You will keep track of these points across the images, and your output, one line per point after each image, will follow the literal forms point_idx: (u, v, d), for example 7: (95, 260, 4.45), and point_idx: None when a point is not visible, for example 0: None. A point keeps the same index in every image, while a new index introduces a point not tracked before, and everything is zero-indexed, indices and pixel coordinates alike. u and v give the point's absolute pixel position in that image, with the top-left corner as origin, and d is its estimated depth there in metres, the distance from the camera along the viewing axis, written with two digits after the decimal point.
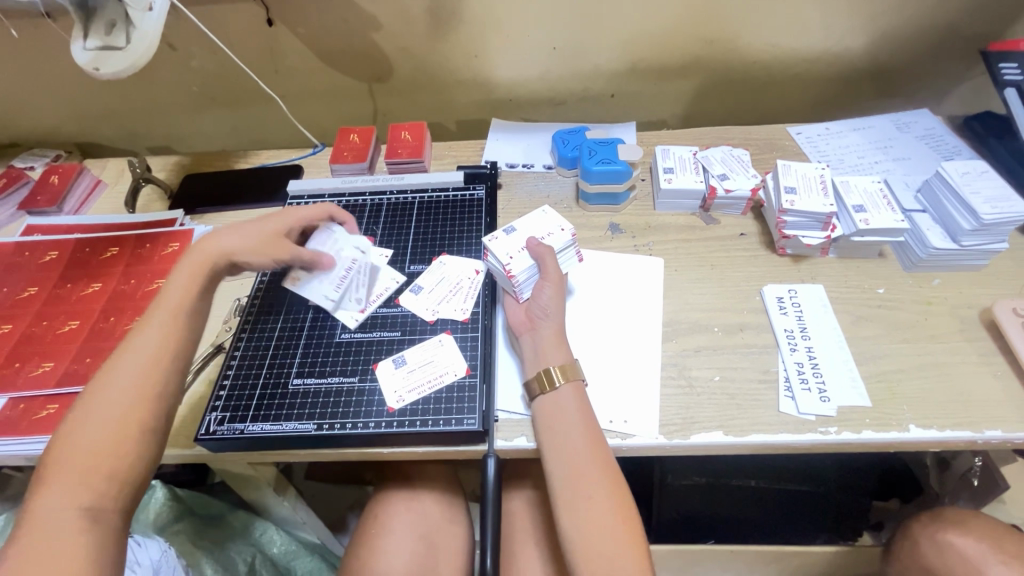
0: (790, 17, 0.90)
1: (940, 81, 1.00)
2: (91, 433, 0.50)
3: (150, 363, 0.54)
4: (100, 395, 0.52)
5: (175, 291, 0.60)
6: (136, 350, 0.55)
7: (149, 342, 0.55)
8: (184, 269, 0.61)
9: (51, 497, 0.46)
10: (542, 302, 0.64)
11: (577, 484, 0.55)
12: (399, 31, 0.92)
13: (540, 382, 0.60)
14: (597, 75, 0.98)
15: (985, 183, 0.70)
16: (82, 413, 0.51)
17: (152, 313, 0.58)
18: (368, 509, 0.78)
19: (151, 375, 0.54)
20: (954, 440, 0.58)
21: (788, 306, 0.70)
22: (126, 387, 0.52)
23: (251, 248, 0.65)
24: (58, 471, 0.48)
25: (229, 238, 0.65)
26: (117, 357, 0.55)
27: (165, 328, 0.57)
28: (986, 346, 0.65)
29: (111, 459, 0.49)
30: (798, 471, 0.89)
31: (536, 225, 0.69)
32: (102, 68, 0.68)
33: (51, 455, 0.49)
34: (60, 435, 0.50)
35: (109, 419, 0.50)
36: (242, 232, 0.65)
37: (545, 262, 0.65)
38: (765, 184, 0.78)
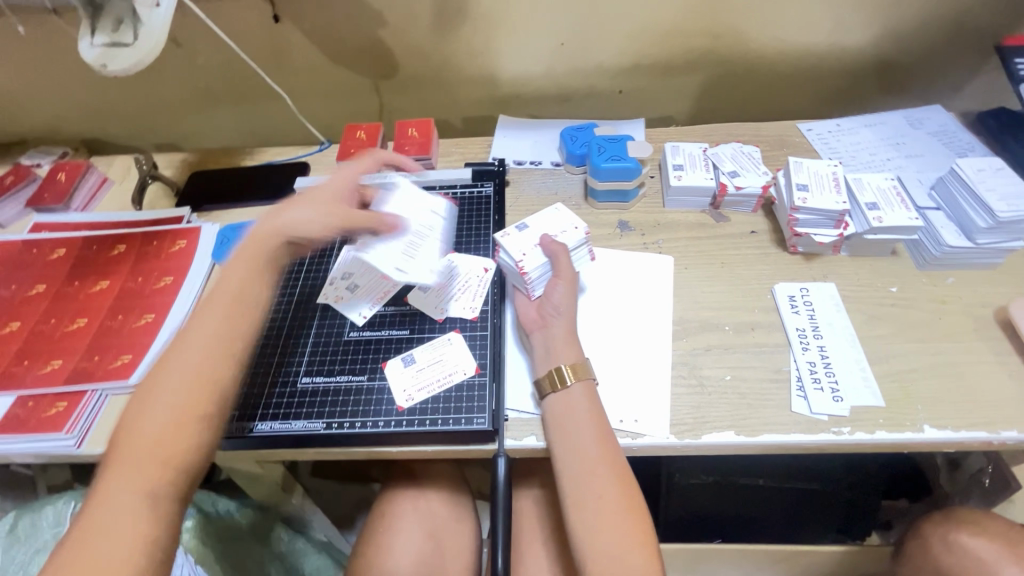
0: (800, 12, 0.89)
1: (953, 76, 0.99)
2: (155, 418, 0.48)
3: (206, 348, 0.52)
4: (163, 380, 0.50)
5: (237, 272, 0.57)
6: (198, 335, 0.53)
7: (212, 328, 0.53)
8: (247, 251, 0.58)
9: (117, 484, 0.46)
10: (555, 299, 0.64)
11: (588, 484, 0.54)
12: (406, 27, 0.91)
13: (551, 381, 0.59)
14: (605, 71, 0.97)
15: (1001, 180, 0.69)
16: (147, 398, 0.50)
17: (213, 297, 0.55)
18: (376, 507, 0.78)
19: (210, 363, 0.51)
20: (969, 441, 0.57)
21: (800, 304, 0.69)
22: (188, 374, 0.50)
23: (316, 222, 0.61)
24: (124, 456, 0.47)
25: (293, 214, 0.61)
26: (179, 339, 0.53)
27: (225, 312, 0.54)
28: (1001, 346, 0.64)
29: (175, 450, 0.48)
30: (809, 471, 0.87)
31: (550, 222, 0.69)
32: (109, 64, 0.67)
33: (118, 439, 0.49)
34: (127, 418, 0.49)
35: (172, 405, 0.49)
36: (308, 207, 0.62)
37: (558, 261, 0.65)
38: (776, 181, 0.78)
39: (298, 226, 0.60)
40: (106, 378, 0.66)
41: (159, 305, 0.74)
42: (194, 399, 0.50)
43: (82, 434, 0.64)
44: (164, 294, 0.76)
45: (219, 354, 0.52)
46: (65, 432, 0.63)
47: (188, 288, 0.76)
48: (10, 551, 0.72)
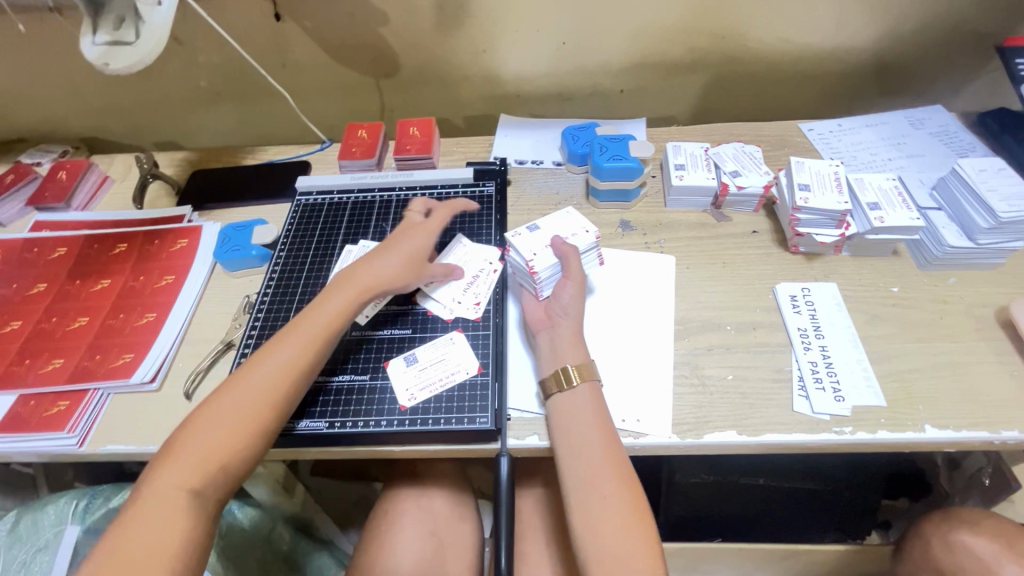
0: (802, 12, 0.89)
1: (954, 77, 0.99)
2: (216, 425, 0.51)
3: (279, 370, 0.55)
4: (237, 390, 0.53)
5: (325, 308, 0.60)
6: (277, 356, 0.56)
7: (289, 352, 0.56)
8: (338, 290, 0.62)
9: (169, 477, 0.48)
10: (563, 300, 0.64)
11: (592, 484, 0.54)
12: (408, 26, 0.91)
13: (556, 380, 0.60)
14: (606, 71, 0.97)
15: (1003, 180, 0.69)
16: (216, 402, 0.52)
17: (299, 324, 0.58)
18: (378, 505, 0.78)
19: (284, 385, 0.54)
20: (970, 440, 0.57)
21: (801, 304, 0.69)
22: (257, 392, 0.53)
23: (402, 273, 0.65)
24: (183, 452, 0.49)
25: (378, 265, 0.64)
26: (257, 358, 0.56)
27: (305, 343, 0.57)
28: (1002, 345, 0.64)
29: (233, 456, 0.50)
30: (810, 471, 0.87)
31: (564, 224, 0.69)
32: (111, 63, 0.67)
33: (180, 434, 0.51)
34: (191, 420, 0.52)
35: (235, 416, 0.51)
36: (393, 258, 0.65)
37: (570, 261, 0.65)
38: (778, 181, 0.78)
39: (384, 278, 0.63)
40: (108, 377, 0.66)
41: (161, 304, 0.74)
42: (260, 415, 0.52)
43: (84, 432, 0.63)
44: (166, 293, 0.76)
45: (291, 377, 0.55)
46: (67, 431, 0.63)
47: (190, 287, 0.76)
48: (11, 551, 0.72)
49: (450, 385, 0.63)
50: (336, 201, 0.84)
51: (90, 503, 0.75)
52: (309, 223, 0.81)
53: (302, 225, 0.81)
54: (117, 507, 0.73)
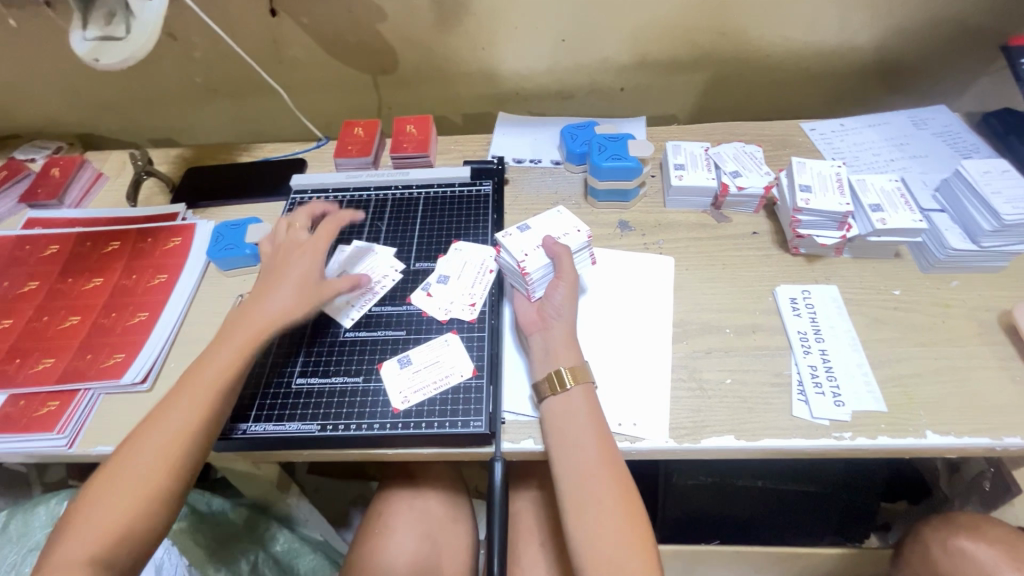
0: (804, 10, 0.88)
1: (958, 76, 0.98)
2: (116, 493, 0.50)
3: (178, 428, 0.53)
4: (133, 456, 0.52)
5: (215, 359, 0.57)
6: (171, 416, 0.54)
7: (183, 412, 0.54)
8: (229, 342, 0.59)
9: (69, 547, 0.48)
10: (556, 301, 0.63)
11: (586, 488, 0.53)
12: (405, 22, 0.90)
13: (550, 383, 0.59)
14: (606, 68, 0.96)
15: (1007, 182, 0.68)
16: (115, 468, 0.51)
17: (192, 379, 0.56)
18: (372, 506, 0.77)
19: (178, 446, 0.53)
20: (972, 447, 0.56)
21: (802, 307, 0.68)
22: (155, 455, 0.52)
23: (298, 302, 0.62)
24: (84, 522, 0.49)
25: (272, 302, 0.62)
26: (157, 415, 0.54)
27: (203, 394, 0.55)
28: (1005, 350, 0.63)
29: (133, 523, 0.49)
30: (810, 474, 0.86)
31: (555, 222, 0.68)
32: (101, 58, 0.66)
33: (83, 501, 0.51)
34: (93, 486, 0.51)
35: (136, 482, 0.51)
36: (282, 292, 0.62)
37: (561, 261, 0.64)
38: (779, 182, 0.77)
39: (276, 317, 0.61)
40: (99, 377, 0.66)
41: (153, 303, 0.73)
42: (159, 477, 0.51)
43: (73, 433, 0.62)
44: (158, 292, 0.75)
45: (185, 437, 0.53)
46: (57, 432, 0.62)
47: (183, 286, 0.75)
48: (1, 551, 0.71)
49: (445, 389, 0.62)
50: (332, 200, 0.83)
51: None
52: None
53: None
54: None
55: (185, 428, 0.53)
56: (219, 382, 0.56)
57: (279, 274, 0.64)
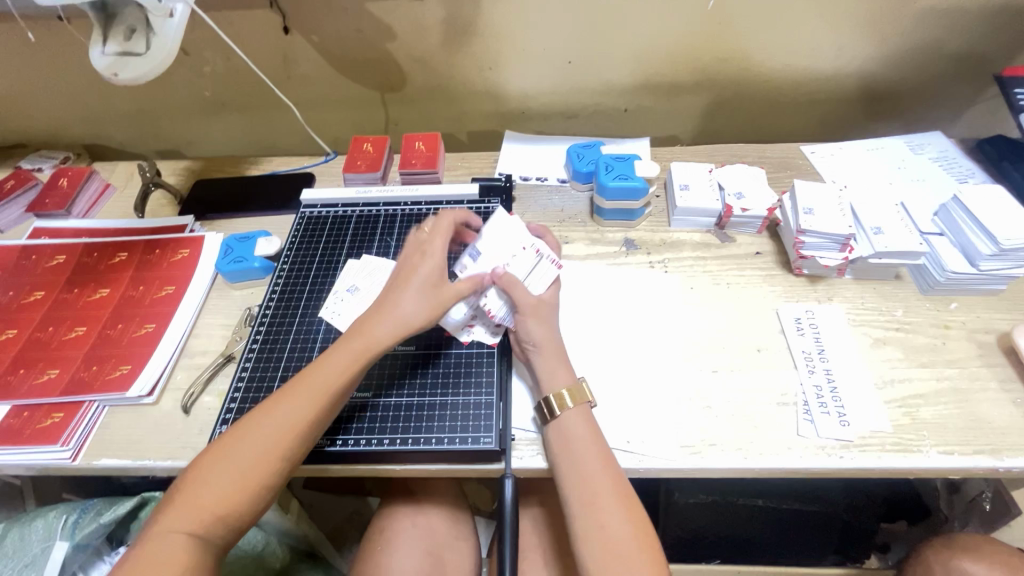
0: (803, 37, 0.91)
1: (951, 104, 1.00)
2: (216, 482, 0.49)
3: (280, 432, 0.52)
4: (232, 453, 0.51)
5: (334, 363, 0.55)
6: (275, 417, 0.52)
7: (300, 407, 0.53)
8: (344, 347, 0.57)
9: (172, 523, 0.47)
10: (524, 334, 0.62)
11: (593, 512, 0.53)
12: (415, 41, 0.92)
13: (547, 408, 0.59)
14: (611, 90, 0.98)
15: (1004, 208, 0.70)
16: (218, 454, 0.51)
17: (300, 383, 0.55)
18: (373, 524, 0.76)
19: (284, 447, 0.52)
20: (974, 467, 0.57)
21: (805, 326, 0.69)
22: (263, 446, 0.51)
23: (416, 309, 0.58)
24: (187, 497, 0.49)
25: (400, 310, 0.58)
26: (267, 406, 0.54)
27: (310, 400, 0.54)
28: (1004, 371, 0.64)
29: (231, 507, 0.49)
30: (810, 494, 0.86)
31: (500, 240, 0.66)
32: (120, 73, 0.67)
33: (184, 479, 0.50)
34: (192, 469, 0.51)
35: (236, 473, 0.50)
36: (406, 296, 0.59)
37: (516, 294, 0.63)
38: (782, 204, 0.78)
39: (401, 329, 0.57)
40: (104, 389, 0.65)
41: (160, 315, 0.73)
42: (257, 471, 0.50)
43: (77, 446, 0.62)
44: (165, 304, 0.75)
45: (292, 438, 0.52)
46: (59, 444, 0.61)
47: (190, 298, 0.75)
48: None
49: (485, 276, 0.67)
50: (341, 214, 0.83)
51: (80, 518, 0.72)
52: (313, 236, 0.80)
53: (306, 238, 0.80)
54: (110, 522, 0.70)
55: (291, 428, 0.52)
56: (330, 390, 0.54)
57: (403, 278, 0.60)
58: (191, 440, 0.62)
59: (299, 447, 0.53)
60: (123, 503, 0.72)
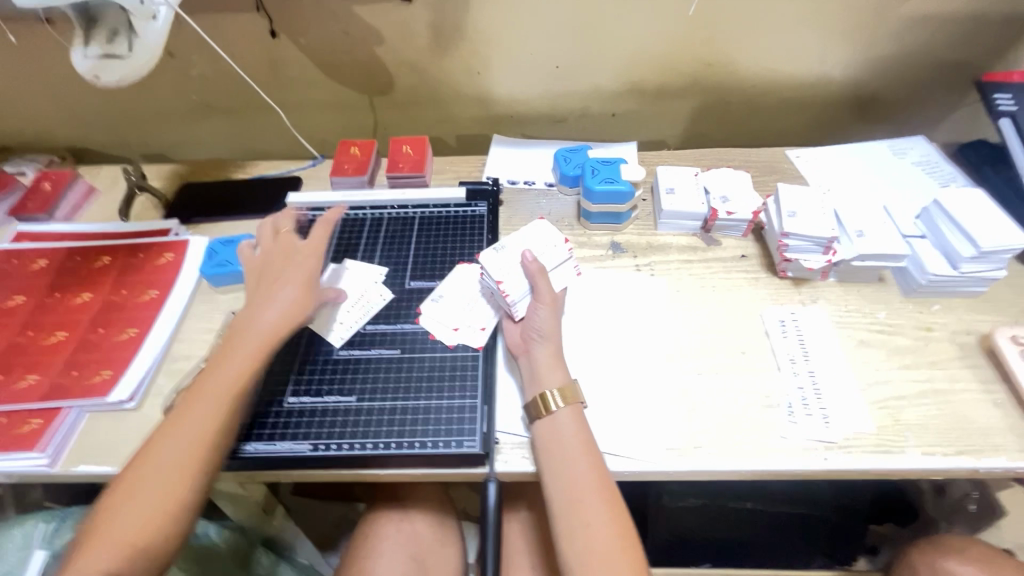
0: (788, 42, 0.92)
1: (934, 109, 1.02)
2: (133, 510, 0.49)
3: (187, 448, 0.53)
4: (144, 479, 0.51)
5: (227, 371, 0.57)
6: (182, 433, 0.53)
7: (200, 420, 0.54)
8: (235, 355, 0.59)
9: (91, 559, 0.47)
10: (537, 323, 0.64)
11: (578, 513, 0.53)
12: (403, 45, 0.92)
13: (537, 406, 0.59)
14: (598, 95, 0.99)
15: (983, 211, 0.70)
16: (135, 482, 0.51)
17: (200, 394, 0.56)
18: (358, 530, 0.75)
19: (192, 461, 0.52)
20: (956, 468, 0.58)
21: (790, 328, 0.70)
22: (172, 466, 0.52)
23: (296, 306, 0.63)
24: (106, 534, 0.48)
25: (272, 306, 0.62)
26: (171, 425, 0.54)
27: (214, 409, 0.55)
28: (986, 373, 0.65)
29: (154, 534, 0.49)
30: (798, 495, 0.87)
31: (534, 241, 0.71)
32: (102, 76, 0.67)
33: (101, 512, 0.50)
34: (111, 501, 0.50)
35: (151, 500, 0.50)
36: (282, 294, 0.63)
37: (542, 283, 0.65)
38: (766, 207, 0.79)
39: (280, 322, 0.61)
40: (84, 395, 0.64)
41: (143, 320, 0.73)
42: (173, 492, 0.51)
43: (56, 452, 0.61)
44: (148, 308, 0.74)
45: (202, 450, 0.53)
46: (37, 450, 0.60)
47: (174, 302, 0.75)
48: None
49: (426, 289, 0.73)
50: (328, 218, 0.83)
51: (59, 526, 0.70)
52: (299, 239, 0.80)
53: None
54: None
55: (199, 439, 0.53)
56: (229, 395, 0.56)
57: (275, 278, 0.65)
58: None
59: (211, 458, 0.53)
60: None
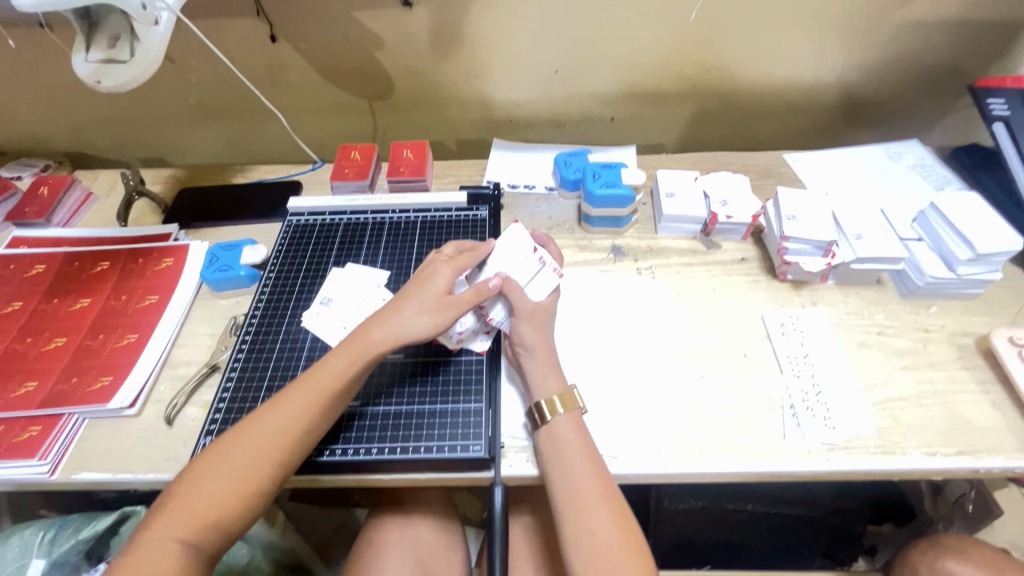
0: (784, 47, 0.93)
1: (927, 113, 1.03)
2: (210, 486, 0.50)
3: (278, 433, 0.53)
4: (226, 456, 0.51)
5: (333, 365, 0.57)
6: (274, 416, 0.54)
7: (296, 408, 0.54)
8: (341, 354, 0.58)
9: (162, 529, 0.47)
10: (520, 339, 0.63)
11: (584, 519, 0.53)
12: (403, 50, 0.92)
13: (533, 415, 0.59)
14: (597, 99, 1.00)
15: (979, 214, 0.71)
16: (213, 459, 0.51)
17: (299, 384, 0.56)
18: (361, 535, 0.75)
19: (282, 445, 0.52)
20: (957, 468, 0.58)
21: (790, 331, 0.70)
22: (260, 447, 0.52)
23: (425, 321, 0.58)
24: (182, 502, 0.49)
25: (402, 320, 0.58)
26: (264, 409, 0.54)
27: (310, 401, 0.55)
28: (984, 374, 0.66)
29: (226, 512, 0.49)
30: (799, 497, 0.87)
31: (506, 250, 0.67)
32: (103, 80, 0.67)
33: (177, 484, 0.50)
34: (185, 475, 0.51)
35: (230, 478, 0.50)
36: (412, 307, 0.59)
37: (514, 299, 0.63)
38: (765, 211, 0.80)
39: (401, 336, 0.57)
40: (84, 401, 0.64)
41: (143, 325, 0.72)
42: (257, 474, 0.51)
43: (56, 460, 0.60)
44: (148, 314, 0.73)
45: (292, 437, 0.53)
46: (37, 458, 0.60)
47: (174, 307, 0.74)
48: None
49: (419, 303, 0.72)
50: (328, 222, 0.83)
51: (58, 534, 0.70)
52: (300, 244, 0.80)
53: (293, 245, 0.80)
54: (89, 538, 0.69)
55: (291, 427, 0.53)
56: (332, 389, 0.56)
57: (412, 289, 0.61)
58: (175, 452, 0.61)
59: (297, 449, 0.53)
60: (102, 518, 0.70)
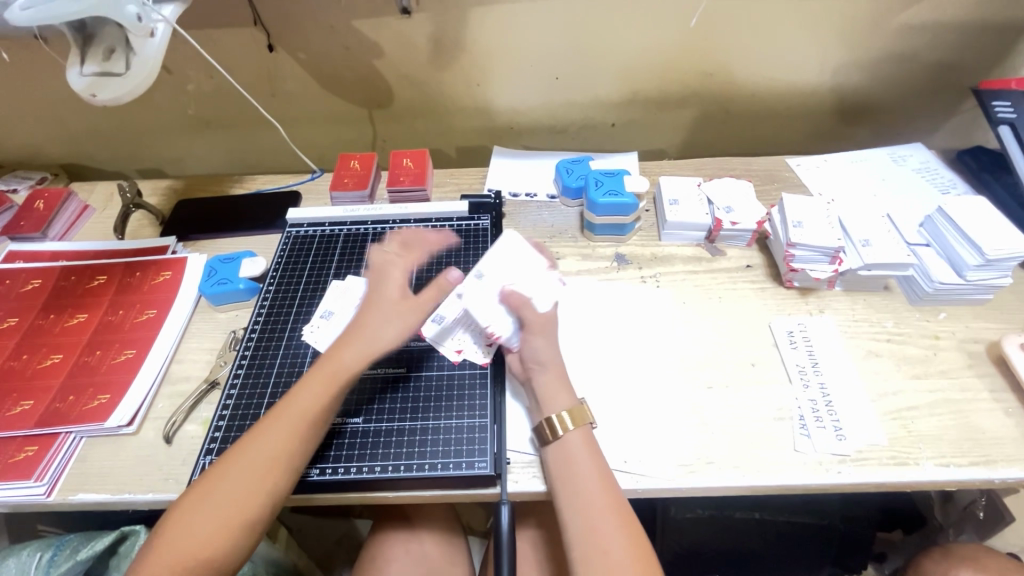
0: (787, 51, 0.92)
1: (931, 116, 1.02)
2: (197, 526, 0.48)
3: (260, 470, 0.51)
4: (211, 493, 0.50)
5: (305, 396, 0.55)
6: (255, 453, 0.52)
7: (273, 442, 0.53)
8: (315, 379, 0.56)
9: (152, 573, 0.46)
10: (532, 354, 0.61)
11: (594, 537, 0.51)
12: (402, 58, 0.91)
13: (547, 430, 0.58)
14: (598, 105, 0.99)
15: (987, 218, 0.70)
16: (200, 496, 0.50)
17: (276, 415, 0.55)
18: (365, 551, 0.74)
19: (264, 481, 0.51)
20: (971, 479, 0.57)
21: (799, 340, 0.69)
22: (244, 484, 0.50)
23: (400, 326, 0.59)
24: (169, 542, 0.48)
25: (373, 331, 0.58)
26: (243, 444, 0.53)
27: (290, 433, 0.53)
28: (995, 381, 0.65)
29: (214, 550, 0.48)
30: (810, 505, 0.85)
31: (515, 264, 0.68)
32: (98, 94, 0.66)
33: (163, 525, 0.49)
34: (171, 516, 0.50)
35: (216, 517, 0.49)
36: (381, 313, 0.60)
37: (525, 313, 0.62)
38: (771, 217, 0.79)
39: (376, 347, 0.58)
40: (81, 420, 0.63)
41: (141, 341, 0.71)
42: (243, 510, 0.50)
43: (52, 481, 0.59)
44: (146, 329, 0.72)
45: (273, 472, 0.51)
46: (33, 480, 0.59)
47: (173, 321, 0.73)
48: None
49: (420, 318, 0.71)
50: (329, 233, 0.82)
51: (55, 556, 0.68)
52: (299, 256, 0.79)
53: (293, 257, 0.79)
54: (86, 559, 0.66)
55: (271, 462, 0.52)
56: (305, 421, 0.54)
57: (370, 302, 0.61)
58: (174, 471, 0.59)
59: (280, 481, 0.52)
60: (100, 538, 0.68)
